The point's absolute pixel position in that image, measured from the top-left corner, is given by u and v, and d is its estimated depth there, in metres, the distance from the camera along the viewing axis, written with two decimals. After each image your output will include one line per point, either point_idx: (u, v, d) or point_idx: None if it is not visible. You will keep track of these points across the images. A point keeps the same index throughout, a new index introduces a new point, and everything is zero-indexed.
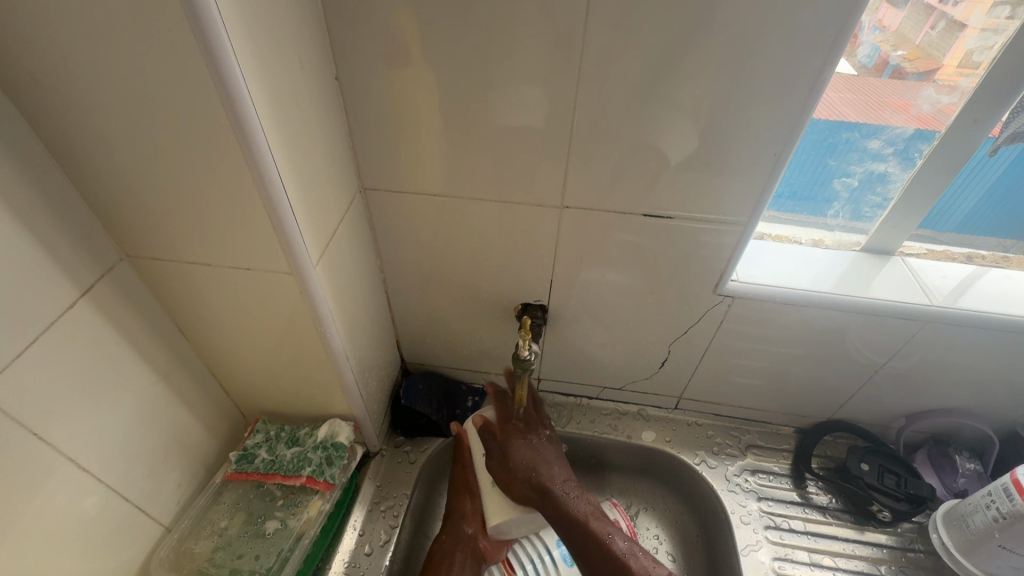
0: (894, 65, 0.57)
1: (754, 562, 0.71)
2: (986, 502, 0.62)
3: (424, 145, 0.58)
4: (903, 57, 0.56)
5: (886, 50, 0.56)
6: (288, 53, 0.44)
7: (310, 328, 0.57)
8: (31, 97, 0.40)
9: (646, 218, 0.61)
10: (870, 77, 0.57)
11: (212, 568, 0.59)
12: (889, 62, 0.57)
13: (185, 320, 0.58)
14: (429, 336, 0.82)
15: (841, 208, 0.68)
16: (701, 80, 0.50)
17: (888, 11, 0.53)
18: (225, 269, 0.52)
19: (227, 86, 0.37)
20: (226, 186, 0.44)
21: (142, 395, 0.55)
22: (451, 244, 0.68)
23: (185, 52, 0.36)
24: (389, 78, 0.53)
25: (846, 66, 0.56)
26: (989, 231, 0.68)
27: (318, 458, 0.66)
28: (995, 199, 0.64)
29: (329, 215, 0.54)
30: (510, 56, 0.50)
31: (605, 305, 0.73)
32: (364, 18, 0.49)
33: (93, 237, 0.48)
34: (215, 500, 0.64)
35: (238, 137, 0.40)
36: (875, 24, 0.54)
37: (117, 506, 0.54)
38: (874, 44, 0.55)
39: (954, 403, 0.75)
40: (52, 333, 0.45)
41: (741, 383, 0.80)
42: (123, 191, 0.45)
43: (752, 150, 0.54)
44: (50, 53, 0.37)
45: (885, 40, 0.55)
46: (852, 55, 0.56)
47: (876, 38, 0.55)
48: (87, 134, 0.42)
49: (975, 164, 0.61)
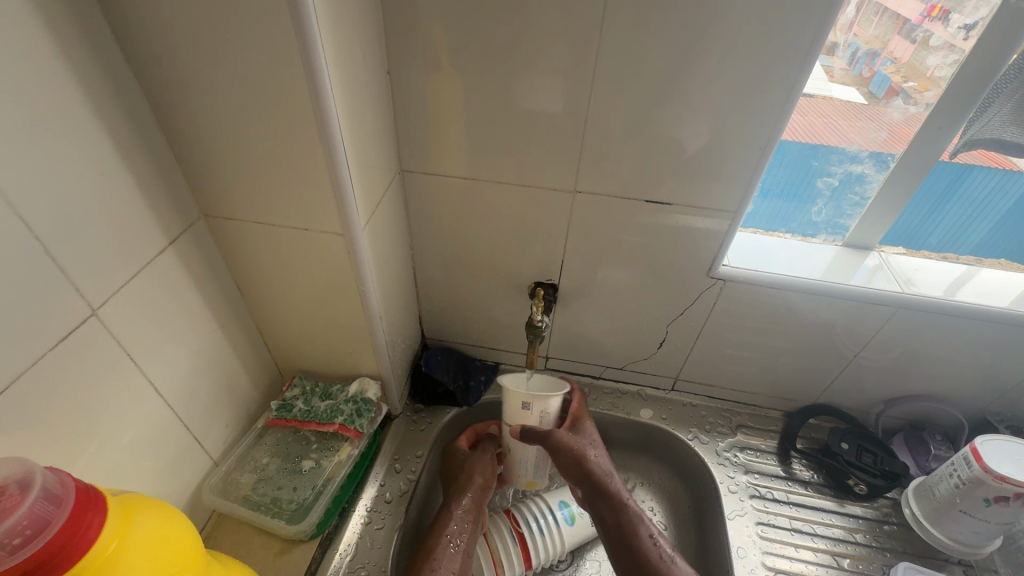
0: (905, 95, 0.64)
1: (739, 527, 0.78)
2: (949, 471, 0.70)
3: (458, 133, 0.67)
4: (914, 87, 0.63)
5: (897, 81, 0.64)
6: (355, 48, 0.53)
7: (351, 288, 0.66)
8: (151, 74, 0.49)
9: (649, 204, 0.69)
10: (878, 104, 0.66)
11: (255, 495, 0.68)
12: (899, 92, 0.64)
13: (243, 277, 0.67)
14: (448, 313, 0.90)
15: (824, 206, 0.76)
16: (699, 82, 0.58)
17: (899, 44, 0.62)
18: (285, 229, 0.60)
19: (313, 66, 0.46)
20: (298, 155, 0.53)
21: (206, 338, 0.64)
22: (474, 225, 0.76)
23: (283, 38, 0.45)
24: (432, 73, 0.62)
25: (854, 95, 0.66)
26: (999, 255, 0.76)
27: (349, 409, 0.74)
28: (1004, 230, 0.72)
29: (374, 189, 0.63)
30: (537, 58, 0.59)
31: (610, 287, 0.80)
32: (415, 20, 0.58)
33: (180, 196, 0.57)
34: (258, 441, 0.74)
35: (316, 110, 0.49)
36: (885, 56, 0.63)
37: (180, 431, 0.62)
38: (885, 74, 0.64)
39: (928, 390, 0.82)
40: (146, 271, 0.54)
41: (734, 366, 0.87)
42: (210, 156, 0.55)
43: (739, 145, 0.62)
44: (175, 39, 0.47)
45: (897, 71, 0.63)
46: (862, 83, 0.66)
47: (889, 68, 0.64)
48: (190, 106, 0.51)
49: (986, 198, 0.70)
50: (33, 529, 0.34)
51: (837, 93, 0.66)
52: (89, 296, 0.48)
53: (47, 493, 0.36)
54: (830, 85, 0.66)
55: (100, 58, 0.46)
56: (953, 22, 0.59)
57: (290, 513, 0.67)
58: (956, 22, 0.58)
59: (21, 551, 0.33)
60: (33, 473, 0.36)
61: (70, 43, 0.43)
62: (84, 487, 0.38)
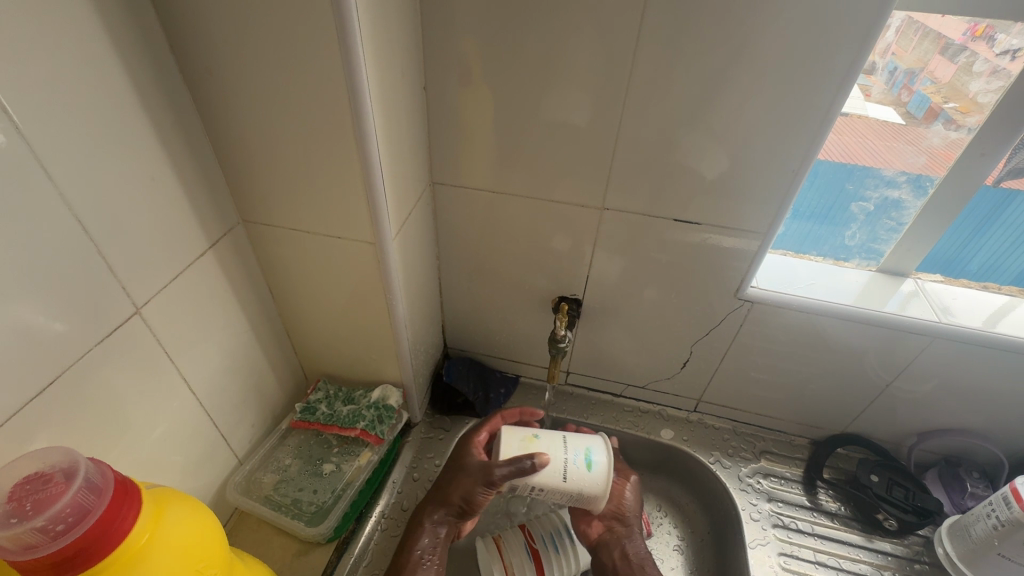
0: (946, 116, 0.63)
1: (761, 557, 0.76)
2: (987, 511, 0.67)
3: (488, 147, 0.68)
4: (955, 108, 0.62)
5: (936, 101, 0.63)
6: (394, 62, 0.55)
7: (379, 297, 0.67)
8: (203, 86, 0.52)
9: (677, 224, 0.69)
10: (916, 125, 0.65)
11: (277, 495, 0.70)
12: (939, 113, 0.63)
13: (275, 281, 0.69)
14: (471, 323, 0.90)
15: (858, 230, 0.74)
16: (731, 103, 0.58)
17: (940, 64, 0.62)
18: (318, 237, 0.62)
19: (355, 81, 0.48)
20: (334, 165, 0.55)
21: (237, 338, 0.66)
22: (500, 238, 0.77)
23: (326, 51, 0.47)
24: (467, 88, 0.64)
25: (892, 114, 0.66)
26: None
27: (371, 415, 0.76)
28: None
29: (406, 199, 0.65)
30: (570, 76, 0.60)
31: (635, 304, 0.80)
32: (452, 37, 0.60)
33: (222, 202, 0.60)
34: (281, 442, 0.75)
35: (355, 122, 0.51)
36: (925, 76, 0.63)
37: (209, 427, 0.64)
38: (924, 94, 0.64)
39: (967, 424, 0.78)
40: (188, 273, 0.57)
41: (760, 390, 0.85)
42: (251, 164, 0.57)
43: (771, 167, 0.62)
44: (226, 53, 0.49)
45: (937, 91, 0.63)
46: (900, 104, 0.65)
47: (929, 88, 0.64)
48: (236, 117, 0.54)
49: None
50: (74, 517, 0.36)
51: (874, 112, 0.65)
52: (135, 295, 0.51)
53: (88, 483, 0.37)
54: (866, 104, 0.65)
55: (157, 69, 0.49)
56: (999, 43, 0.58)
57: (309, 516, 0.69)
58: (1001, 43, 0.57)
59: (62, 537, 0.35)
60: (78, 463, 0.38)
61: (129, 56, 0.46)
62: (123, 480, 0.40)
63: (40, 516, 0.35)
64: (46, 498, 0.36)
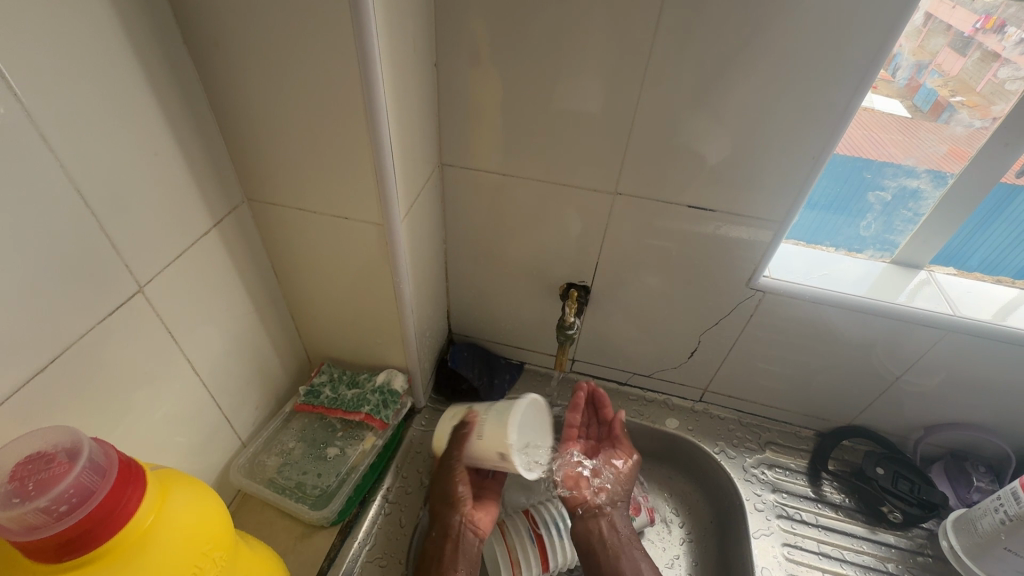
0: (952, 110, 0.62)
1: (764, 547, 0.76)
2: (995, 505, 0.67)
3: (499, 128, 0.66)
4: (961, 102, 0.61)
5: (943, 95, 0.62)
6: (406, 37, 0.53)
7: (386, 280, 0.66)
8: (207, 56, 0.50)
9: (691, 210, 0.67)
10: (924, 120, 0.64)
11: (280, 479, 0.70)
12: (946, 107, 0.62)
13: (280, 262, 0.68)
14: (476, 309, 0.89)
15: (874, 219, 0.72)
16: (752, 89, 0.56)
17: (948, 57, 0.60)
18: (324, 217, 0.61)
19: (365, 54, 0.46)
20: (342, 143, 0.53)
21: (241, 319, 0.65)
22: (508, 223, 0.76)
23: (337, 22, 0.45)
24: (479, 67, 0.62)
25: (898, 107, 0.64)
26: None
27: (376, 399, 0.75)
28: None
29: (415, 180, 0.63)
30: (586, 54, 0.58)
31: (644, 292, 0.78)
32: (464, 11, 0.58)
33: (225, 180, 0.58)
34: (284, 425, 0.75)
35: (365, 99, 0.49)
36: (933, 69, 0.61)
37: (212, 409, 0.63)
38: (931, 87, 0.62)
39: (975, 419, 0.78)
40: (191, 252, 0.55)
41: (766, 381, 0.85)
42: (256, 140, 0.56)
43: (790, 151, 0.60)
44: (231, 22, 0.47)
45: (944, 85, 0.62)
46: (906, 97, 0.63)
47: (935, 81, 0.62)
48: (241, 90, 0.52)
49: None
50: (78, 498, 0.35)
51: (879, 104, 0.64)
52: (137, 273, 0.49)
53: (93, 464, 0.36)
54: (873, 96, 0.63)
55: (159, 37, 0.47)
56: (1008, 36, 0.57)
57: (313, 499, 0.69)
58: (1010, 36, 0.57)
59: (67, 519, 0.34)
60: (81, 443, 0.37)
61: (130, 23, 0.44)
62: (127, 461, 0.39)
63: (44, 496, 0.34)
64: (50, 478, 0.35)
